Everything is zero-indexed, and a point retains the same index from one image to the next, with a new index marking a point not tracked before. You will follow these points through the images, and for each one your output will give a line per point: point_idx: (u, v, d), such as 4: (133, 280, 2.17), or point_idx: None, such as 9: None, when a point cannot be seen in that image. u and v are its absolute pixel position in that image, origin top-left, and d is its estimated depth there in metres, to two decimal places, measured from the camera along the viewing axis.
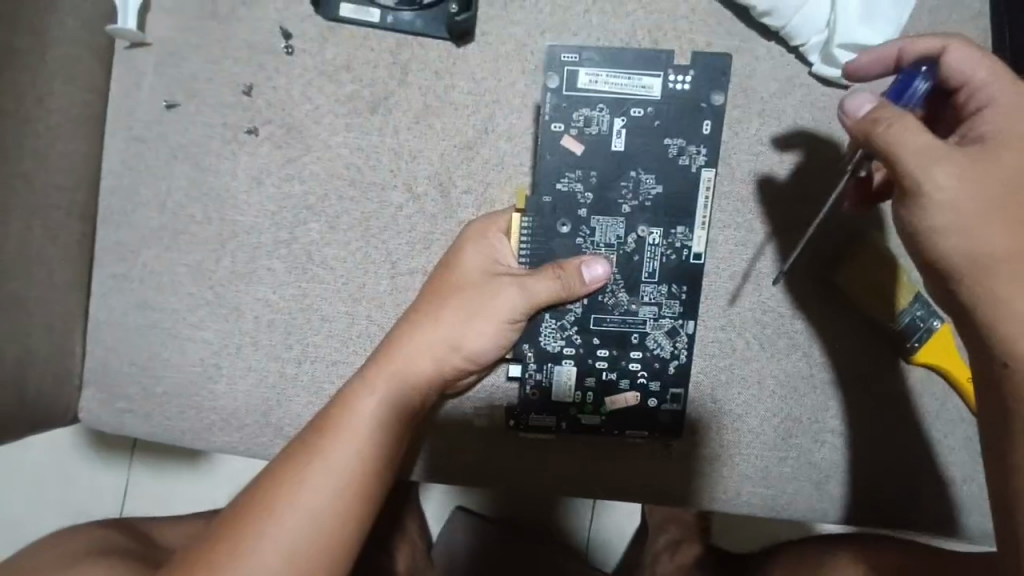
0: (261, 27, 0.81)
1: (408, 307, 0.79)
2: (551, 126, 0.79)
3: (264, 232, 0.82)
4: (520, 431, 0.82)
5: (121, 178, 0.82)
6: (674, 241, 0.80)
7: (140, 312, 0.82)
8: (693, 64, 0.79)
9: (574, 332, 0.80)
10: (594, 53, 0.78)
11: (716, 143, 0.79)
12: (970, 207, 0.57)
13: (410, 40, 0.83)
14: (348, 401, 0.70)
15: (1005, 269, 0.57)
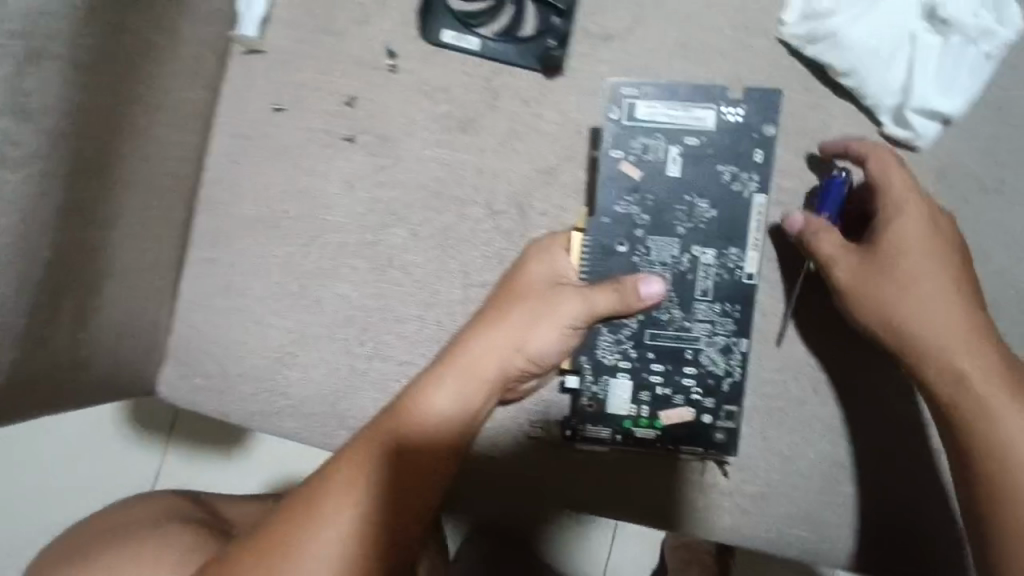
0: (370, 44, 0.88)
1: (476, 312, 0.80)
2: (611, 152, 0.85)
3: (351, 233, 0.88)
4: (576, 442, 0.86)
5: (226, 171, 0.89)
6: (727, 261, 0.84)
7: (227, 296, 0.88)
8: (744, 98, 0.84)
9: (630, 346, 0.84)
10: (652, 86, 0.84)
11: (767, 171, 0.84)
12: (877, 293, 0.74)
13: (504, 68, 0.88)
14: (411, 398, 0.72)
15: (929, 338, 0.72)
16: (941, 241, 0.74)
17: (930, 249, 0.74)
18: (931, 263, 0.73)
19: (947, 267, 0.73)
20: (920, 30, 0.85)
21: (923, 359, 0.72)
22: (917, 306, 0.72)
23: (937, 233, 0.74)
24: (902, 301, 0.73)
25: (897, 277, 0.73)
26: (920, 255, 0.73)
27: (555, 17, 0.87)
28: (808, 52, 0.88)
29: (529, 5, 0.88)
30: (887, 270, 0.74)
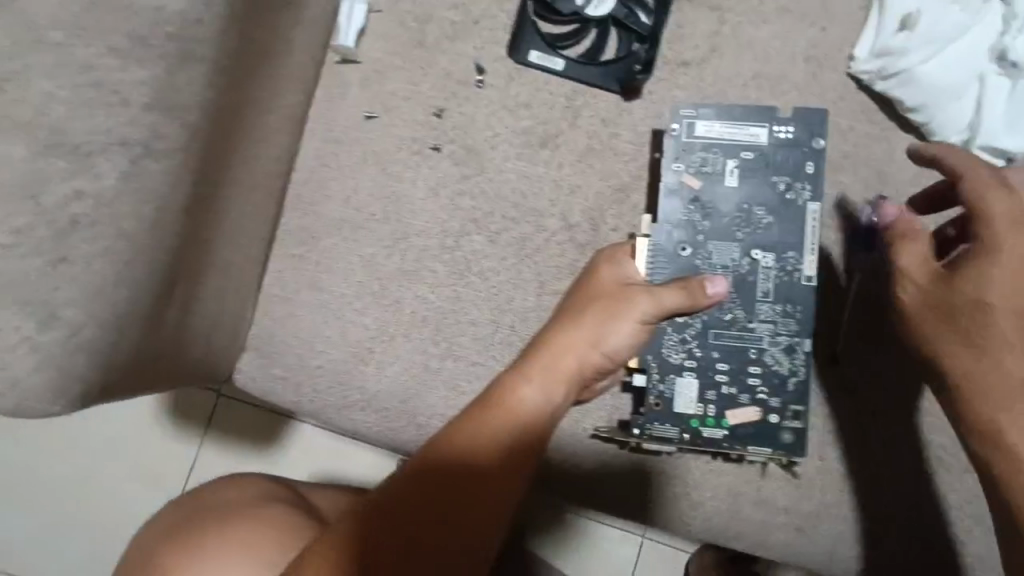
0: (460, 60, 0.93)
1: (554, 312, 0.84)
2: (673, 165, 0.90)
3: (432, 238, 0.92)
4: (644, 441, 0.87)
5: (315, 172, 0.93)
6: (786, 265, 0.87)
7: (311, 291, 0.92)
8: (794, 118, 0.89)
9: (694, 344, 0.87)
10: (706, 107, 0.90)
11: (819, 180, 0.88)
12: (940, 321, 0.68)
13: (584, 88, 0.93)
14: (505, 393, 0.76)
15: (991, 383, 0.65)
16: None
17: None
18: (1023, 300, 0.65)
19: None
20: (988, 71, 0.90)
21: (994, 411, 0.64)
22: (994, 348, 0.65)
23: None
24: (979, 340, 0.66)
25: (976, 311, 0.66)
26: (1006, 290, 0.64)
27: (637, 43, 0.91)
28: (879, 86, 0.91)
29: (611, 30, 0.92)
30: (960, 306, 0.67)
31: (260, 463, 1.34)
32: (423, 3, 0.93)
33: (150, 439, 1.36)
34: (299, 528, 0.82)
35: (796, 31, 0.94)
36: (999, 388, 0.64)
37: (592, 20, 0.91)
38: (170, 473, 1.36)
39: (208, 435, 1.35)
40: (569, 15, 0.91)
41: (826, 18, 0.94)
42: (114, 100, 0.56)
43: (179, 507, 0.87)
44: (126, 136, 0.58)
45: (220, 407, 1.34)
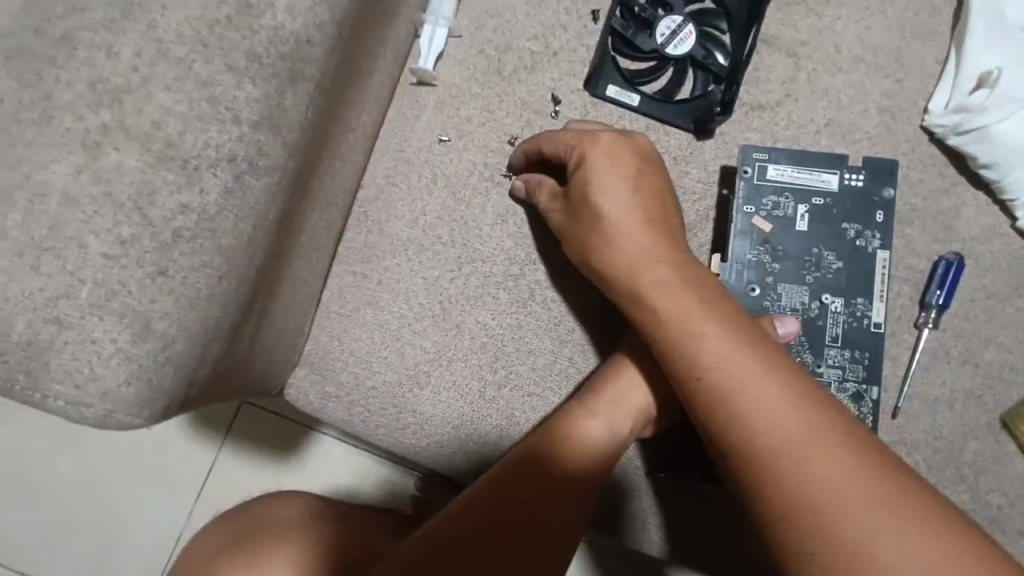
0: (536, 91, 0.93)
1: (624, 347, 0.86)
2: (744, 207, 0.91)
3: (497, 264, 0.91)
4: (703, 484, 0.86)
5: (383, 191, 0.93)
6: (855, 310, 0.90)
7: (371, 310, 0.91)
8: (864, 166, 0.91)
9: None
10: (780, 152, 0.91)
11: (889, 230, 0.91)
12: (574, 230, 0.82)
13: (656, 124, 0.93)
14: (572, 421, 0.80)
15: (641, 285, 0.77)
16: (628, 185, 0.81)
17: (614, 184, 0.81)
18: (616, 206, 0.80)
19: (646, 217, 0.80)
20: None
21: (655, 310, 0.75)
22: (625, 251, 0.78)
23: (610, 173, 0.81)
24: (643, 259, 0.77)
25: (596, 225, 0.80)
26: (609, 192, 0.80)
27: (712, 84, 0.93)
28: (951, 142, 0.92)
29: (688, 70, 0.93)
30: (603, 223, 0.80)
31: (275, 477, 1.33)
32: (503, 32, 0.95)
33: (170, 445, 1.34)
34: (297, 551, 0.81)
35: (871, 82, 0.95)
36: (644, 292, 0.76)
37: (671, 58, 0.92)
38: (187, 481, 1.34)
39: (228, 444, 1.33)
40: (648, 52, 0.92)
41: (901, 71, 0.95)
42: (226, 117, 0.57)
43: (220, 520, 0.92)
44: (234, 152, 0.58)
45: (241, 416, 1.33)
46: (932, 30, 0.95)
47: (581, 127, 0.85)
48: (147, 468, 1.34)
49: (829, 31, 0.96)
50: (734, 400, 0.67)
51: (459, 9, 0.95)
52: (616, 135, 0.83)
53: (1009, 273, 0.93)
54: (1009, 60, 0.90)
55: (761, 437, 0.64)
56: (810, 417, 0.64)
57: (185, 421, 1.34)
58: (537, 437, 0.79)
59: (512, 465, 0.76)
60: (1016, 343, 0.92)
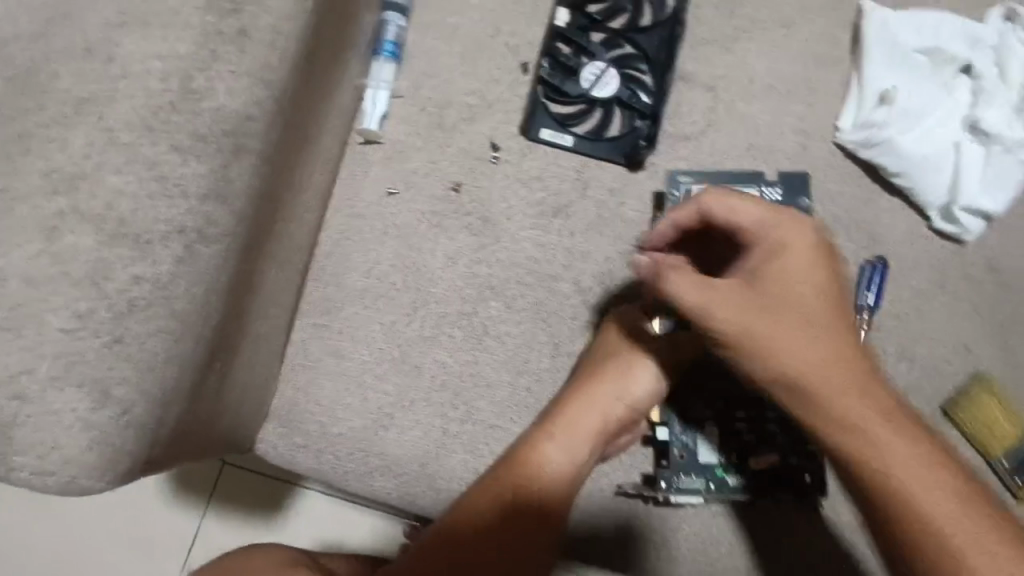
0: (475, 139, 1.00)
1: (582, 369, 0.92)
2: None
3: (451, 303, 0.96)
4: (671, 494, 0.93)
5: (338, 245, 0.98)
6: None
7: (333, 358, 0.95)
8: (779, 180, 0.98)
9: (713, 396, 0.96)
10: (700, 174, 0.98)
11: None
12: (728, 313, 0.71)
13: (592, 161, 1.00)
14: (531, 447, 0.84)
15: (827, 379, 0.68)
16: (832, 275, 0.74)
17: (821, 274, 0.73)
18: (830, 294, 0.73)
19: (848, 305, 0.73)
20: (963, 140, 0.97)
21: (837, 408, 0.68)
22: (842, 345, 0.70)
23: (833, 267, 0.74)
24: (845, 356, 0.70)
25: (803, 316, 0.70)
26: (811, 280, 0.72)
27: (639, 120, 1.00)
28: (862, 155, 0.99)
29: (615, 110, 1.00)
30: (800, 318, 0.70)
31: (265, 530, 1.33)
32: (441, 89, 1.02)
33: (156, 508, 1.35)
34: None
35: (785, 106, 1.02)
36: (866, 383, 0.69)
37: (598, 101, 0.99)
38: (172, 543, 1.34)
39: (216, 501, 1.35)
40: (576, 97, 0.99)
41: (811, 95, 1.02)
42: (175, 193, 0.62)
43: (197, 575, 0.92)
44: (184, 223, 0.62)
45: (226, 471, 1.34)
46: (835, 56, 1.03)
47: (772, 202, 0.76)
48: (126, 536, 1.34)
49: (741, 64, 1.03)
50: (901, 473, 0.65)
51: (398, 72, 1.03)
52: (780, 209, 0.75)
53: (931, 271, 0.99)
54: (902, 80, 0.99)
55: (939, 537, 0.63)
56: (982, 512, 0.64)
57: (164, 485, 1.34)
58: (502, 466, 0.82)
59: (487, 501, 0.79)
60: (944, 337, 0.98)
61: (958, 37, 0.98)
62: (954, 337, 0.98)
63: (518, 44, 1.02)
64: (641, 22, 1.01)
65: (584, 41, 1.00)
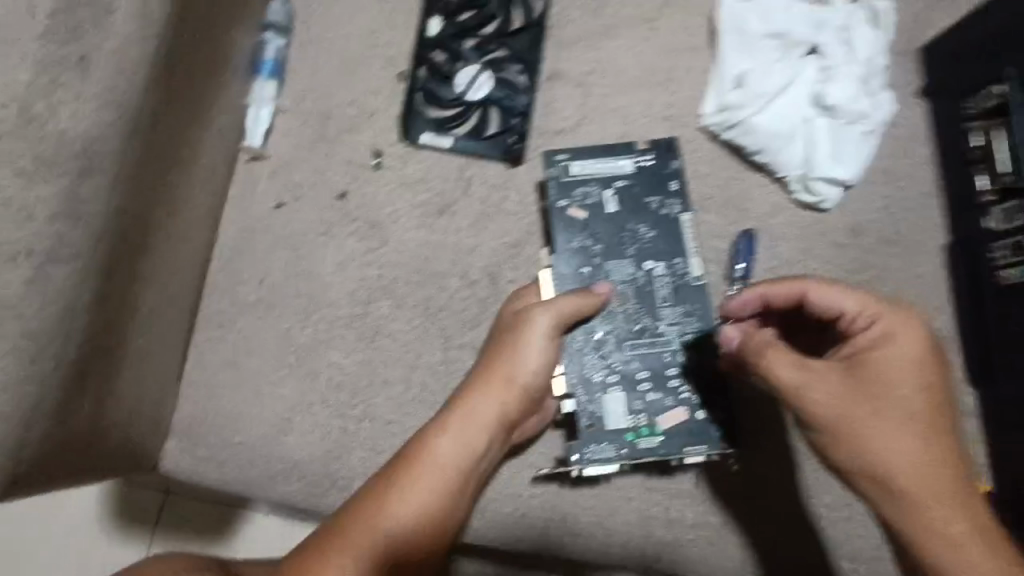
0: (358, 147, 1.03)
1: (481, 360, 0.94)
2: (558, 202, 1.00)
3: (343, 306, 0.99)
4: (585, 466, 0.95)
5: (231, 260, 1.01)
6: (676, 270, 0.99)
7: (228, 370, 0.98)
8: (650, 145, 1.02)
9: (614, 362, 0.97)
10: (576, 150, 1.02)
11: (684, 193, 1.01)
12: (863, 411, 0.66)
13: (474, 161, 1.04)
14: (424, 442, 0.87)
15: (928, 481, 0.64)
16: (943, 372, 0.69)
17: (929, 372, 0.68)
18: (931, 386, 0.68)
19: (949, 398, 0.68)
20: (813, 115, 1.04)
21: (931, 509, 0.64)
22: (940, 439, 0.66)
23: (944, 362, 0.70)
24: (959, 464, 0.66)
25: (899, 409, 0.66)
26: (920, 377, 0.68)
27: (514, 118, 1.04)
28: (725, 136, 1.05)
29: (491, 110, 1.04)
30: (929, 420, 0.66)
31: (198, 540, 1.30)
32: (321, 102, 1.05)
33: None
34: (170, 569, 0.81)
35: (652, 96, 1.08)
36: (952, 477, 0.65)
37: (473, 104, 1.03)
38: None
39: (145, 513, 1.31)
40: (451, 102, 1.02)
41: (675, 84, 1.08)
42: (20, 217, 0.64)
43: None
44: (33, 246, 0.65)
45: None
46: (695, 46, 1.09)
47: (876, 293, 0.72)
48: None
49: (609, 58, 1.08)
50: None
51: (282, 88, 1.06)
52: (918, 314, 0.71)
53: (798, 240, 1.07)
54: (756, 63, 1.05)
55: None
56: None
57: None
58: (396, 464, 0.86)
59: (384, 504, 0.82)
60: None
61: (803, 21, 1.05)
62: None
63: (394, 53, 1.06)
64: (511, 26, 1.06)
65: (456, 48, 1.04)
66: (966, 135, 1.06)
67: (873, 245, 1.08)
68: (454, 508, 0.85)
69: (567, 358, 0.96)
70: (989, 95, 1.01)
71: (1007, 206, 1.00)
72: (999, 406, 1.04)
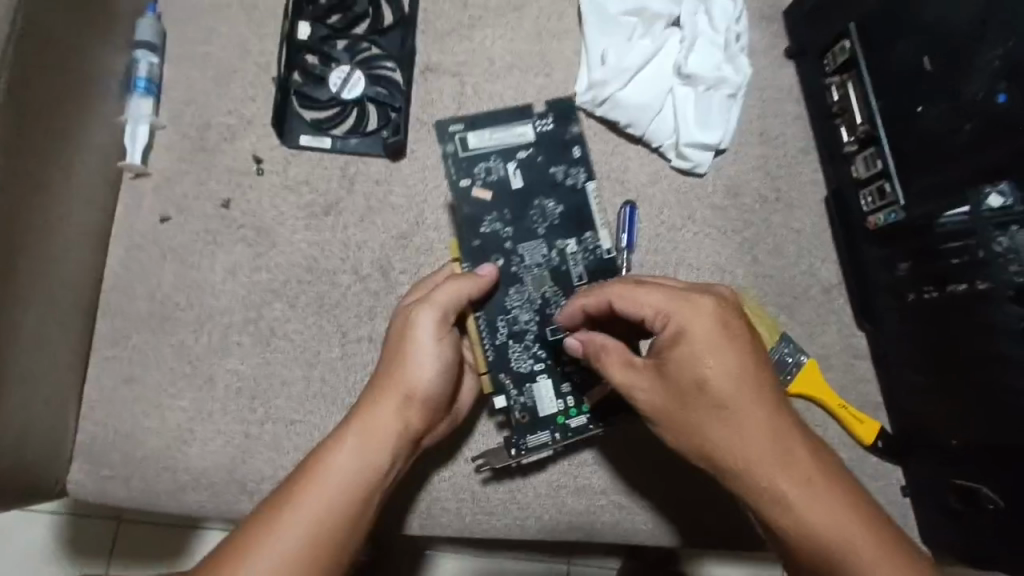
0: (238, 155, 1.06)
1: (377, 367, 0.84)
2: (460, 183, 0.93)
3: (235, 313, 1.02)
4: (524, 456, 0.92)
5: (122, 278, 1.02)
6: (587, 245, 0.94)
7: (127, 387, 0.99)
8: (550, 109, 0.96)
9: (539, 348, 0.92)
10: (473, 119, 0.93)
11: (589, 161, 0.95)
12: (671, 403, 0.75)
13: (356, 158, 1.06)
14: (317, 464, 0.76)
15: (735, 450, 0.73)
16: (741, 346, 0.74)
17: (725, 356, 0.73)
18: (734, 367, 0.73)
19: (750, 364, 0.74)
20: (676, 85, 1.10)
21: (741, 473, 0.73)
22: (743, 412, 0.73)
23: (746, 335, 0.74)
24: (762, 428, 0.73)
25: (702, 397, 0.73)
26: (717, 363, 0.73)
27: (392, 112, 1.07)
28: (598, 113, 1.09)
29: (369, 105, 1.06)
30: (728, 401, 0.73)
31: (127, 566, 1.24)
32: (199, 115, 1.07)
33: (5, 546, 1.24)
34: None
35: (526, 80, 1.11)
36: (770, 446, 0.73)
37: (349, 102, 1.05)
38: None
39: (74, 537, 1.26)
40: (327, 101, 1.05)
41: (547, 67, 1.12)
42: None
43: None
44: None
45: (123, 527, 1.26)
46: (566, 30, 1.13)
47: (666, 289, 0.75)
48: None
49: (481, 48, 1.11)
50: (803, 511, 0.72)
51: (159, 106, 1.07)
52: (705, 300, 0.74)
53: (678, 206, 1.11)
54: (620, 39, 1.10)
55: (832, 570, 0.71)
56: (847, 543, 0.71)
57: (52, 550, 1.25)
58: (283, 493, 0.73)
59: (269, 538, 0.70)
60: (696, 262, 1.09)
61: None
62: (707, 260, 1.10)
63: (268, 61, 1.08)
64: (382, 24, 1.09)
65: (327, 49, 1.07)
66: (827, 90, 1.10)
67: (753, 204, 1.12)
68: (353, 543, 0.73)
69: (493, 352, 0.91)
70: (838, 50, 1.06)
71: (866, 154, 1.04)
72: (884, 348, 1.07)
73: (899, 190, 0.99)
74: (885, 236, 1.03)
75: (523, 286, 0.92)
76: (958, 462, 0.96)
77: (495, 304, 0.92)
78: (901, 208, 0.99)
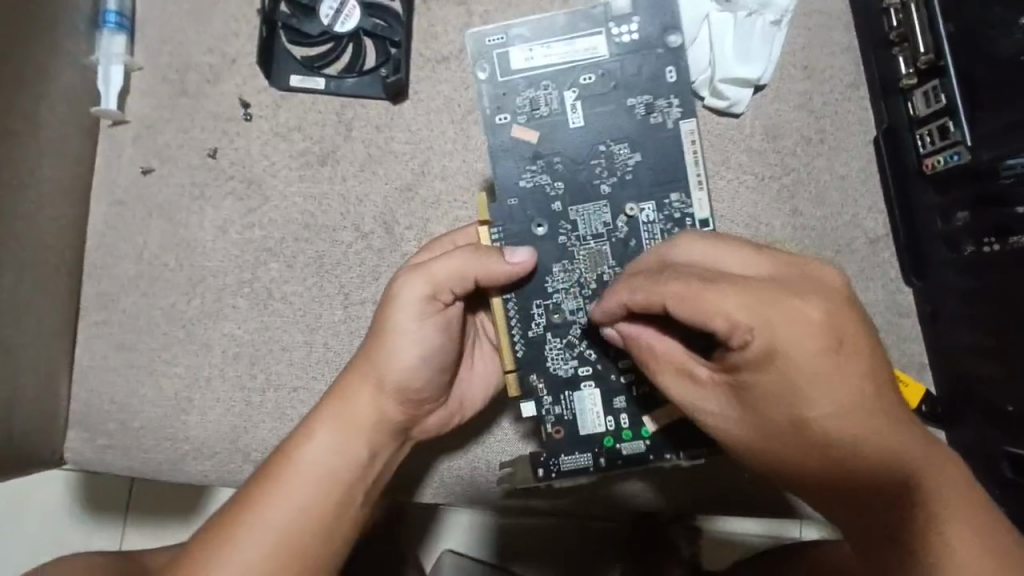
0: (224, 100, 0.96)
1: (361, 345, 0.76)
2: (497, 118, 0.78)
3: (229, 274, 0.94)
4: (555, 480, 0.78)
5: (106, 236, 0.94)
6: (672, 211, 0.77)
7: (118, 353, 0.93)
8: (635, 10, 0.77)
9: (584, 349, 0.77)
10: (523, 29, 0.77)
11: (685, 91, 0.77)
12: (742, 414, 0.64)
13: (352, 102, 0.96)
14: (289, 451, 0.70)
15: (816, 463, 0.63)
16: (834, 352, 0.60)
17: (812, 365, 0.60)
18: (830, 386, 0.60)
19: (843, 373, 0.60)
20: (713, 10, 1.00)
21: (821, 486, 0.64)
22: (831, 423, 0.61)
23: (852, 339, 0.60)
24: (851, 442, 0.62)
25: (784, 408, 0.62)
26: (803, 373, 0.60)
27: (392, 47, 0.95)
28: None
29: (365, 40, 0.95)
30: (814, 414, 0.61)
31: (129, 527, 1.20)
32: (178, 53, 0.96)
33: (8, 512, 1.21)
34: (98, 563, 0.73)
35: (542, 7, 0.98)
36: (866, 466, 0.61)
37: (343, 36, 0.95)
38: (67, 536, 1.21)
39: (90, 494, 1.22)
40: (319, 36, 0.95)
41: None
42: None
43: None
44: None
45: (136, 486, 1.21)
46: None
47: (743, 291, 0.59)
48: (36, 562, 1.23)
49: None
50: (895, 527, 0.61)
51: (133, 44, 0.96)
52: (789, 302, 0.59)
53: (711, 151, 1.00)
54: None
55: None
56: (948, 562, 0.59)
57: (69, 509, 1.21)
58: (255, 482, 0.69)
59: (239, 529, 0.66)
60: (729, 213, 0.99)
61: None
62: (744, 212, 1.00)
63: None
64: None
65: None
66: (887, 13, 0.97)
67: (794, 147, 1.01)
68: (335, 537, 0.69)
69: (524, 348, 0.77)
70: None
71: (928, 88, 0.92)
72: (934, 304, 0.98)
73: (965, 128, 0.88)
74: (943, 180, 0.93)
75: (573, 262, 0.77)
76: (1016, 429, 0.88)
77: (531, 285, 0.77)
78: (966, 148, 0.88)
